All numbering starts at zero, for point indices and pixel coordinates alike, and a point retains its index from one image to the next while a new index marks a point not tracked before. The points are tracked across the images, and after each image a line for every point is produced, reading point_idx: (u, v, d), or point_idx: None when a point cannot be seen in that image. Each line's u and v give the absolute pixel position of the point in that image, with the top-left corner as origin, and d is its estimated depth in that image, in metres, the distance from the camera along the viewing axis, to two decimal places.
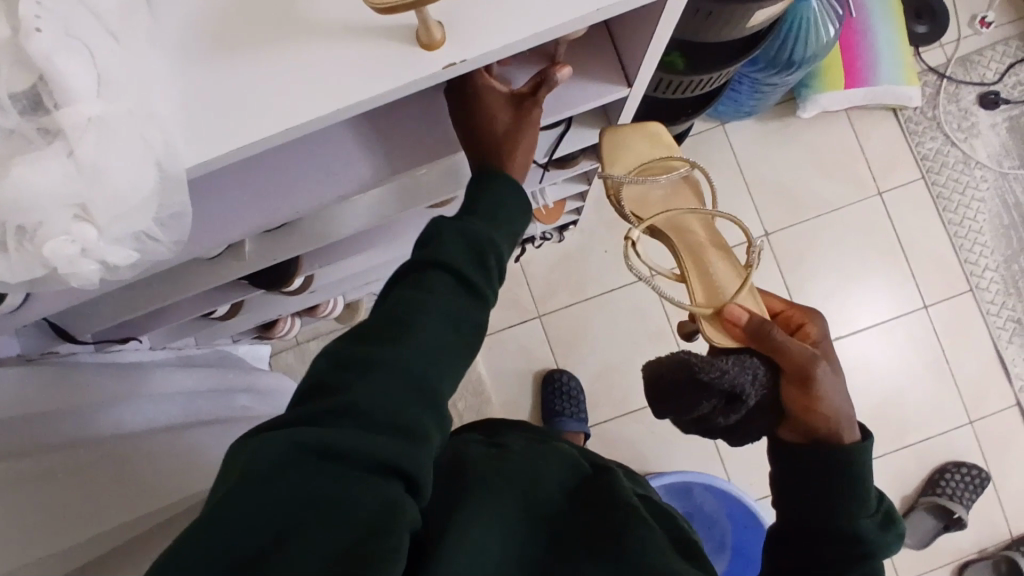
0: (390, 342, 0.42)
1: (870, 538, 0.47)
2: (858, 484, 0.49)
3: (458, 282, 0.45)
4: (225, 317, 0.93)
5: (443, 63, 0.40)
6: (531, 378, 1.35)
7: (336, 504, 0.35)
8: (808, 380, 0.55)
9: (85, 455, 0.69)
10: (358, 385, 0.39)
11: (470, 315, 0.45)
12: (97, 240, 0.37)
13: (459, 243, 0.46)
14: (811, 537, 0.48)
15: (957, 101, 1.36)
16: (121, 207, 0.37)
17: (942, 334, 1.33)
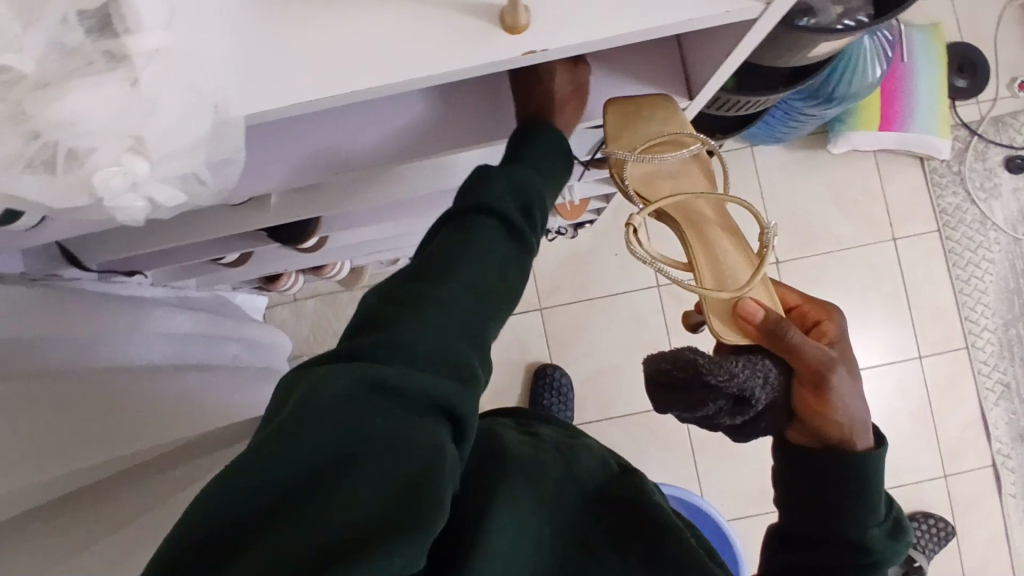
0: (440, 280, 0.41)
1: (876, 548, 0.49)
2: (873, 494, 0.50)
3: (499, 234, 0.44)
4: (233, 264, 0.92)
5: (523, 49, 0.39)
6: (522, 369, 1.34)
7: (356, 457, 0.33)
8: (824, 387, 0.55)
9: (69, 389, 0.67)
10: (406, 322, 0.38)
11: (511, 261, 0.44)
12: (148, 176, 0.35)
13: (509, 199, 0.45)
14: (820, 549, 0.50)
15: (984, 160, 1.36)
16: (173, 148, 0.35)
17: (931, 387, 1.35)
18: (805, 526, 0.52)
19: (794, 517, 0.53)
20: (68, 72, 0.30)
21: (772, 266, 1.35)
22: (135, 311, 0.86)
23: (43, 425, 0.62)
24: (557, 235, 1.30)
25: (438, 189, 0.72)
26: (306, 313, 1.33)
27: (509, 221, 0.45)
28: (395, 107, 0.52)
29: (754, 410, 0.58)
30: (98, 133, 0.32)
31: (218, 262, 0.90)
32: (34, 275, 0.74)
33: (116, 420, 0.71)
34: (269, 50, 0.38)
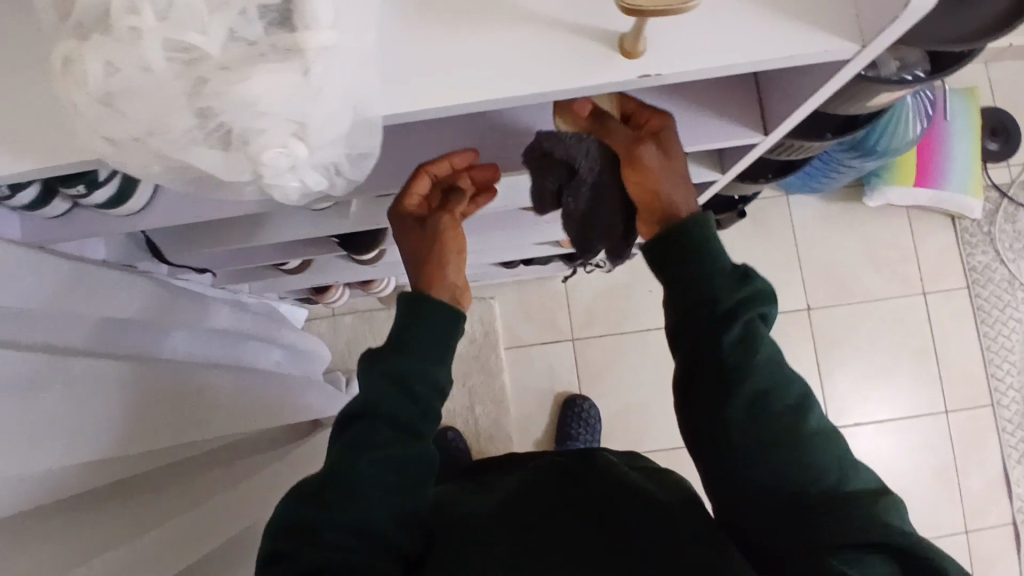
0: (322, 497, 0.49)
1: (747, 316, 0.50)
2: (724, 266, 0.51)
3: (404, 385, 0.52)
4: (294, 271, 0.95)
5: (638, 72, 0.42)
6: (551, 397, 1.36)
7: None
8: (639, 156, 0.51)
9: (141, 371, 0.71)
10: (296, 551, 0.47)
11: (383, 447, 0.50)
12: (305, 160, 0.39)
13: (411, 364, 0.53)
14: (706, 384, 0.50)
15: (1014, 222, 1.39)
16: (331, 137, 0.39)
17: (955, 442, 1.35)
18: (691, 351, 0.51)
19: (680, 350, 0.53)
20: (248, 59, 0.33)
21: (803, 312, 1.37)
22: (195, 305, 0.88)
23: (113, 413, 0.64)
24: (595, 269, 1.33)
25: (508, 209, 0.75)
26: (343, 329, 1.36)
27: (429, 371, 0.54)
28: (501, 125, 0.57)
29: (575, 189, 0.54)
30: (267, 117, 0.35)
31: (280, 268, 0.93)
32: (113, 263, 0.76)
33: (179, 407, 0.75)
34: (410, 56, 0.41)
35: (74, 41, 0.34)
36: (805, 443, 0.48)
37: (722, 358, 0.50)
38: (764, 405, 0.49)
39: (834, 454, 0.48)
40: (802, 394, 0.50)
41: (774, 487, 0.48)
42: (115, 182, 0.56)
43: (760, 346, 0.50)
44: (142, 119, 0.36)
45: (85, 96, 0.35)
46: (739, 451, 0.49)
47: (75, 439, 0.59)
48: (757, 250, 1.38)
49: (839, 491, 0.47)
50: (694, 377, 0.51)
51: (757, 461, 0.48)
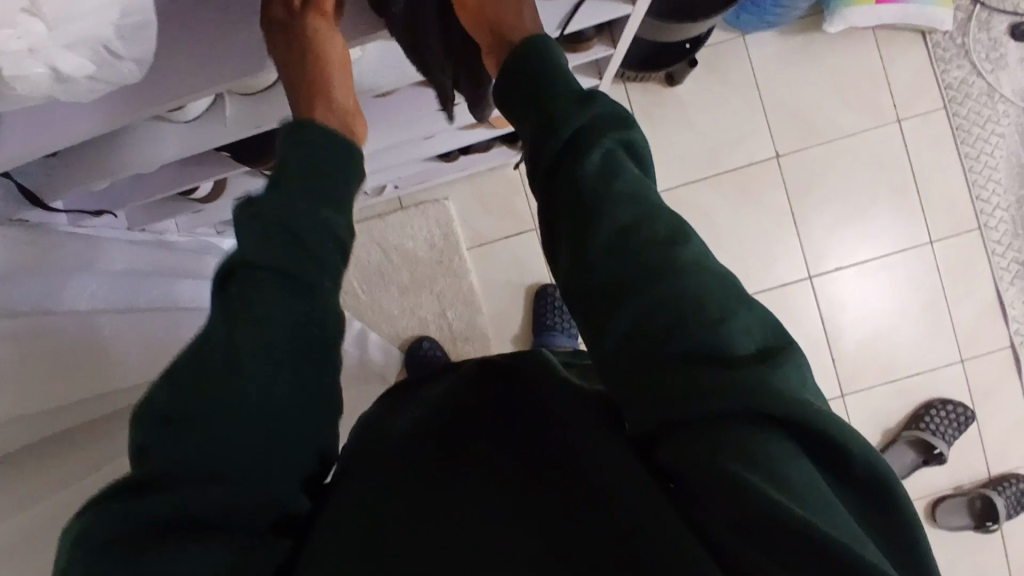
0: (214, 383, 0.41)
1: (603, 141, 0.47)
2: (572, 92, 0.49)
3: (299, 235, 0.46)
4: (207, 200, 0.88)
5: None
6: (523, 291, 1.32)
7: (254, 551, 0.38)
8: None
9: (39, 326, 0.64)
10: (193, 438, 0.39)
11: (293, 304, 0.44)
12: (48, 41, 0.32)
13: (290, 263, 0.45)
14: (575, 218, 0.47)
15: (988, 29, 1.28)
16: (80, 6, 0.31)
17: (943, 272, 1.31)
18: (549, 185, 0.49)
19: (540, 187, 0.50)
20: None
21: (772, 161, 1.30)
22: (103, 250, 0.80)
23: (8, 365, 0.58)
24: None
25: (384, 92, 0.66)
26: None
27: (330, 214, 0.48)
28: None
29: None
30: None
31: (191, 197, 0.86)
32: None
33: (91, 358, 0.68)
34: None
35: None
36: (682, 283, 0.42)
37: (580, 184, 0.47)
38: (627, 236, 0.45)
39: (716, 288, 0.42)
40: (674, 227, 0.45)
41: (655, 328, 0.42)
42: None
43: (619, 175, 0.47)
44: None
45: None
46: (606, 289, 0.44)
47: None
48: (716, 102, 1.29)
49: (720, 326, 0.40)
50: (558, 216, 0.48)
51: (629, 300, 0.43)
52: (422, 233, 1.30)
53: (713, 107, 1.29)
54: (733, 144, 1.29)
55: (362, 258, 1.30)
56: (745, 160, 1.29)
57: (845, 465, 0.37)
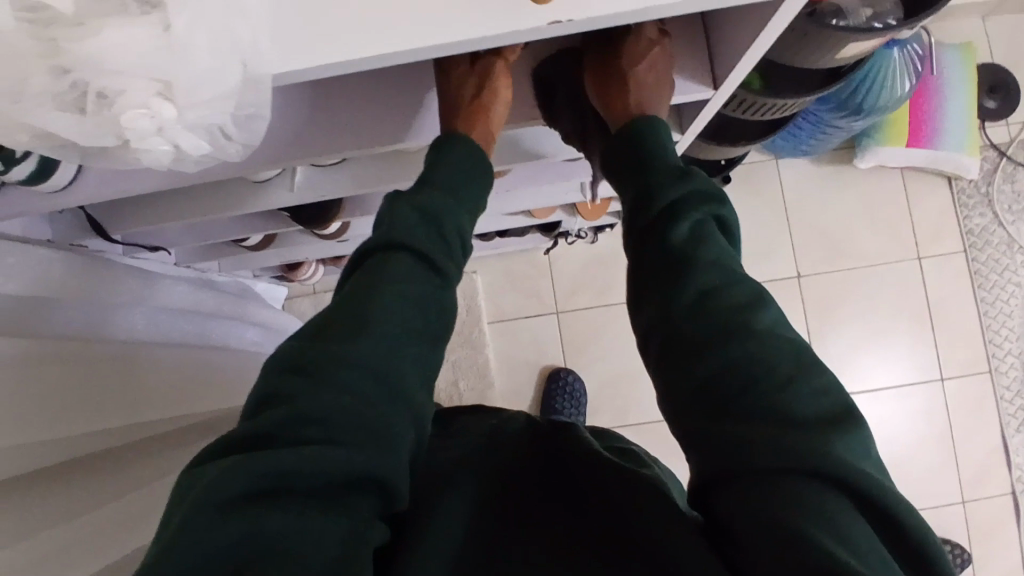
0: (351, 336, 0.40)
1: (689, 213, 0.46)
2: (668, 164, 0.49)
3: (430, 222, 0.48)
4: (255, 248, 0.93)
5: (548, 19, 0.38)
6: (537, 372, 1.34)
7: (364, 536, 0.35)
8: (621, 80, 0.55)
9: (87, 351, 0.67)
10: (305, 389, 0.38)
11: (424, 288, 0.45)
12: (174, 121, 0.35)
13: (403, 277, 0.44)
14: (656, 276, 0.45)
15: (1013, 182, 1.34)
16: (210, 95, 0.35)
17: (952, 410, 1.32)
18: (639, 242, 0.47)
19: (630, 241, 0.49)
20: (100, 12, 0.30)
21: (793, 280, 1.34)
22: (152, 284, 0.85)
23: (44, 373, 0.61)
24: (577, 239, 1.30)
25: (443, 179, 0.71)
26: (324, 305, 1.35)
27: (458, 214, 0.50)
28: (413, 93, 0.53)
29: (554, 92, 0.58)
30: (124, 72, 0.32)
31: (242, 244, 0.91)
32: (59, 243, 0.73)
33: (129, 383, 0.71)
34: None
35: None
36: (764, 349, 0.38)
37: (669, 248, 0.45)
38: (710, 301, 0.42)
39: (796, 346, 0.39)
40: (756, 291, 0.42)
41: (727, 390, 0.38)
42: (34, 158, 0.52)
43: (709, 240, 0.45)
44: None
45: None
46: (685, 349, 0.41)
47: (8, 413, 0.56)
48: (745, 216, 1.34)
49: (805, 395, 0.36)
50: (642, 279, 0.46)
51: (708, 363, 0.39)
52: None
53: (741, 221, 1.34)
54: (757, 259, 1.34)
55: None
56: (767, 275, 1.33)
57: (910, 550, 0.33)
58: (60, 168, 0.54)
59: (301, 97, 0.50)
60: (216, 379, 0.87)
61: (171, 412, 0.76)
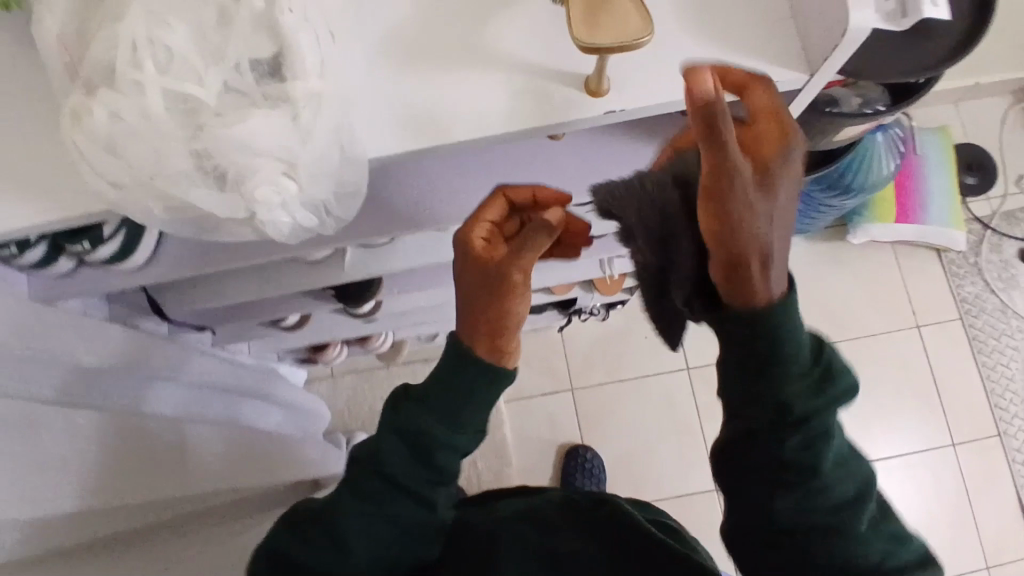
0: (366, 480, 0.51)
1: (808, 398, 0.43)
2: (797, 356, 0.42)
3: (447, 411, 0.50)
4: (290, 329, 0.97)
5: (605, 108, 0.45)
6: (554, 450, 1.35)
7: None
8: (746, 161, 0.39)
9: (136, 428, 0.67)
10: (330, 515, 0.51)
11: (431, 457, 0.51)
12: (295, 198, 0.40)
13: (428, 424, 0.50)
14: (756, 422, 0.44)
15: (999, 252, 1.42)
16: (322, 176, 0.41)
17: (967, 476, 1.33)
18: (741, 405, 0.45)
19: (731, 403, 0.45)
20: (244, 105, 0.36)
21: None
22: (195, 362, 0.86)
23: (121, 453, 0.63)
24: (590, 317, 1.34)
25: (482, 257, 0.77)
26: (342, 389, 1.37)
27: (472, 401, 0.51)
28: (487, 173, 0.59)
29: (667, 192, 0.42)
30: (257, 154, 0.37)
31: (279, 325, 0.95)
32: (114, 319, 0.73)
33: (171, 461, 0.71)
34: (395, 93, 0.44)
35: (82, 95, 0.35)
36: (838, 510, 0.44)
37: (782, 415, 0.43)
38: (811, 448, 0.44)
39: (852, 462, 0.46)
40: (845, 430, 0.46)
41: (806, 549, 0.44)
42: (119, 237, 0.57)
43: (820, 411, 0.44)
44: (137, 164, 0.36)
45: (91, 144, 0.35)
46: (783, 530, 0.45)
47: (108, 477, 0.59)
48: None
49: (860, 538, 0.44)
50: (744, 426, 0.45)
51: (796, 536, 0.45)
52: None
53: None
54: None
55: None
56: None
57: None
58: (142, 247, 0.59)
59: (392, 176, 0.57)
60: (245, 464, 0.87)
61: (202, 492, 0.75)
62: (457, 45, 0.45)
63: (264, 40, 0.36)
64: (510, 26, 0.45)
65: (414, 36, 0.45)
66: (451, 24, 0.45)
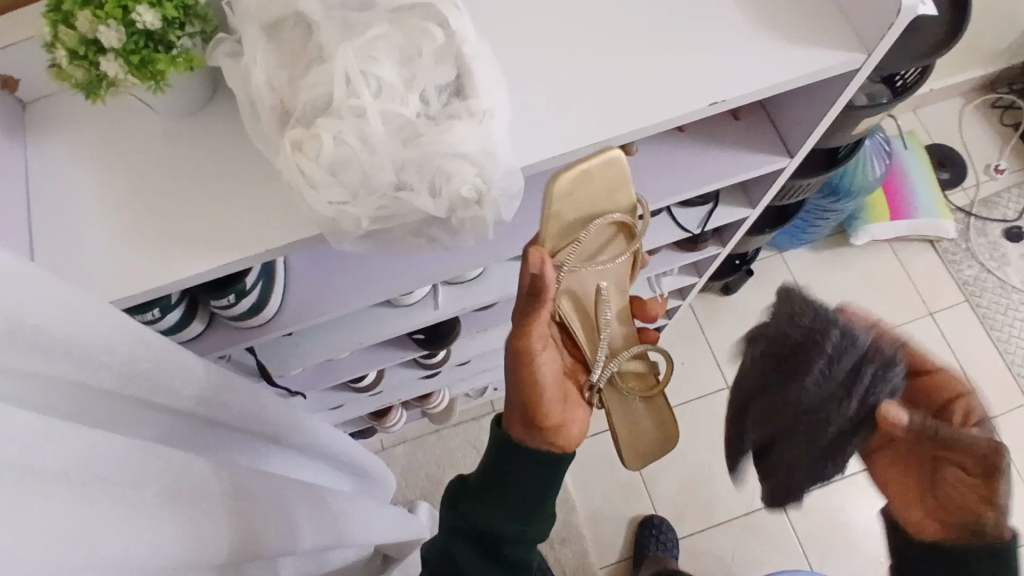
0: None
1: None
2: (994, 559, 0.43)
3: (511, 504, 0.57)
4: (365, 389, 0.99)
5: (709, 101, 0.51)
6: (616, 488, 1.36)
7: None
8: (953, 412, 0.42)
9: (264, 481, 0.66)
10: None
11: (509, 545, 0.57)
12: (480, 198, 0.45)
13: (492, 522, 0.57)
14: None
15: (985, 234, 1.53)
16: (505, 183, 0.46)
17: (1011, 448, 1.38)
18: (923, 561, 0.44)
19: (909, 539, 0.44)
20: (443, 120, 0.42)
21: None
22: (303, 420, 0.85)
23: (264, 504, 0.62)
24: None
25: None
26: (396, 462, 1.36)
27: (533, 491, 0.57)
28: None
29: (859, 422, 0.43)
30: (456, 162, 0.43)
31: (356, 386, 0.98)
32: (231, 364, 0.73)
33: (292, 514, 0.70)
34: (530, 108, 0.50)
35: (301, 129, 0.41)
36: None
37: None
38: None
39: None
40: None
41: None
42: (256, 291, 0.60)
43: None
44: (352, 184, 0.41)
45: (315, 168, 0.41)
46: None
47: (258, 526, 0.59)
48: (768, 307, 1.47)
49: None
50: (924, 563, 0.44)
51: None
52: None
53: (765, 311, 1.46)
54: None
55: (459, 464, 1.36)
56: None
57: None
58: (271, 301, 0.62)
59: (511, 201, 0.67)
60: (340, 525, 0.85)
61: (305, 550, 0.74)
62: (574, 63, 0.52)
63: (447, 68, 0.43)
64: (614, 42, 0.53)
65: (535, 61, 0.52)
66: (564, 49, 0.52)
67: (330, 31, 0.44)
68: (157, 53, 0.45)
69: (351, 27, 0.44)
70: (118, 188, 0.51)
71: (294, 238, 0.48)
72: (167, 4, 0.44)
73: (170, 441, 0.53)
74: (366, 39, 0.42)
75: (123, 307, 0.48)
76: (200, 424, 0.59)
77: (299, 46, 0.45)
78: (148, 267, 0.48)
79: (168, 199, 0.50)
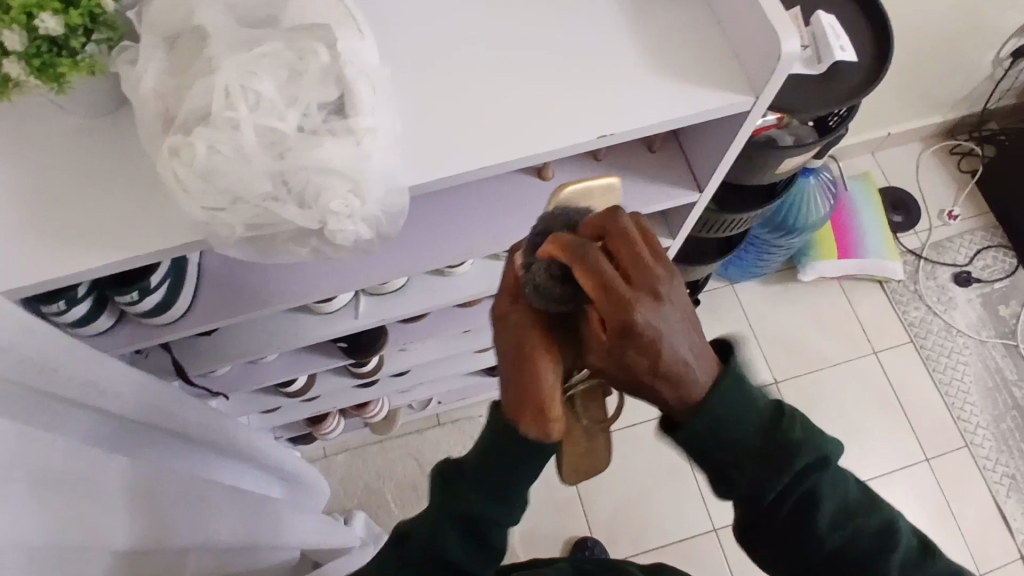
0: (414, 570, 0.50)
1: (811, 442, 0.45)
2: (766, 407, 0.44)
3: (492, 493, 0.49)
4: (295, 394, 1.01)
5: (597, 134, 0.54)
6: (553, 508, 1.36)
7: None
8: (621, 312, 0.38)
9: (175, 477, 0.67)
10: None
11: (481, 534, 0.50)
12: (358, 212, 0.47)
13: (481, 509, 0.49)
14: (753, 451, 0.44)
15: (934, 277, 1.56)
16: (387, 199, 0.48)
17: (945, 488, 1.40)
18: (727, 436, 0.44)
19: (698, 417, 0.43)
20: (319, 136, 0.44)
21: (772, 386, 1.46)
22: (224, 423, 0.86)
23: (171, 498, 0.63)
24: None
25: (483, 296, 0.84)
26: (336, 468, 1.37)
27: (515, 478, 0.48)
28: (505, 213, 0.69)
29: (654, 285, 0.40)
30: (329, 177, 0.44)
31: (285, 390, 0.99)
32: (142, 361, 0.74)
33: (205, 510, 0.70)
34: (424, 130, 0.53)
35: (179, 135, 0.43)
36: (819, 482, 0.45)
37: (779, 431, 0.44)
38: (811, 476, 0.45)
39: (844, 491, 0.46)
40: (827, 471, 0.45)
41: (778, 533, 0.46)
42: (163, 288, 0.62)
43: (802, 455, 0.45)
44: (225, 191, 0.44)
45: (188, 173, 0.43)
46: (759, 459, 0.44)
47: (158, 520, 0.60)
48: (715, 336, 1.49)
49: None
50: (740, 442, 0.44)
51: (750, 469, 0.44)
52: (457, 449, 1.38)
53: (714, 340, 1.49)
54: None
55: (399, 474, 1.37)
56: None
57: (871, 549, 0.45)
58: (179, 300, 0.63)
59: (421, 215, 0.69)
60: (261, 525, 0.85)
61: (223, 548, 0.74)
62: (472, 91, 0.54)
63: (331, 87, 0.45)
64: (512, 73, 0.55)
65: (435, 85, 0.54)
66: (464, 76, 0.55)
67: (222, 44, 0.45)
68: (61, 56, 0.46)
69: (243, 40, 0.46)
70: (19, 183, 0.51)
71: (183, 241, 0.50)
72: (73, 11, 0.45)
73: (61, 431, 0.54)
74: (251, 54, 0.44)
75: (18, 297, 0.49)
76: (101, 417, 0.60)
77: (192, 58, 0.46)
78: (40, 257, 0.49)
79: (65, 196, 0.51)
